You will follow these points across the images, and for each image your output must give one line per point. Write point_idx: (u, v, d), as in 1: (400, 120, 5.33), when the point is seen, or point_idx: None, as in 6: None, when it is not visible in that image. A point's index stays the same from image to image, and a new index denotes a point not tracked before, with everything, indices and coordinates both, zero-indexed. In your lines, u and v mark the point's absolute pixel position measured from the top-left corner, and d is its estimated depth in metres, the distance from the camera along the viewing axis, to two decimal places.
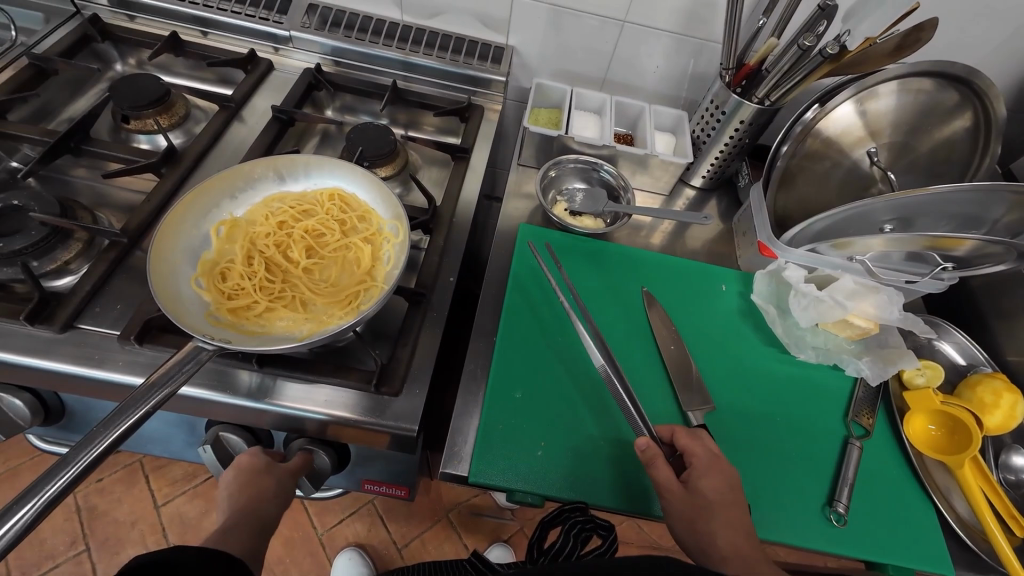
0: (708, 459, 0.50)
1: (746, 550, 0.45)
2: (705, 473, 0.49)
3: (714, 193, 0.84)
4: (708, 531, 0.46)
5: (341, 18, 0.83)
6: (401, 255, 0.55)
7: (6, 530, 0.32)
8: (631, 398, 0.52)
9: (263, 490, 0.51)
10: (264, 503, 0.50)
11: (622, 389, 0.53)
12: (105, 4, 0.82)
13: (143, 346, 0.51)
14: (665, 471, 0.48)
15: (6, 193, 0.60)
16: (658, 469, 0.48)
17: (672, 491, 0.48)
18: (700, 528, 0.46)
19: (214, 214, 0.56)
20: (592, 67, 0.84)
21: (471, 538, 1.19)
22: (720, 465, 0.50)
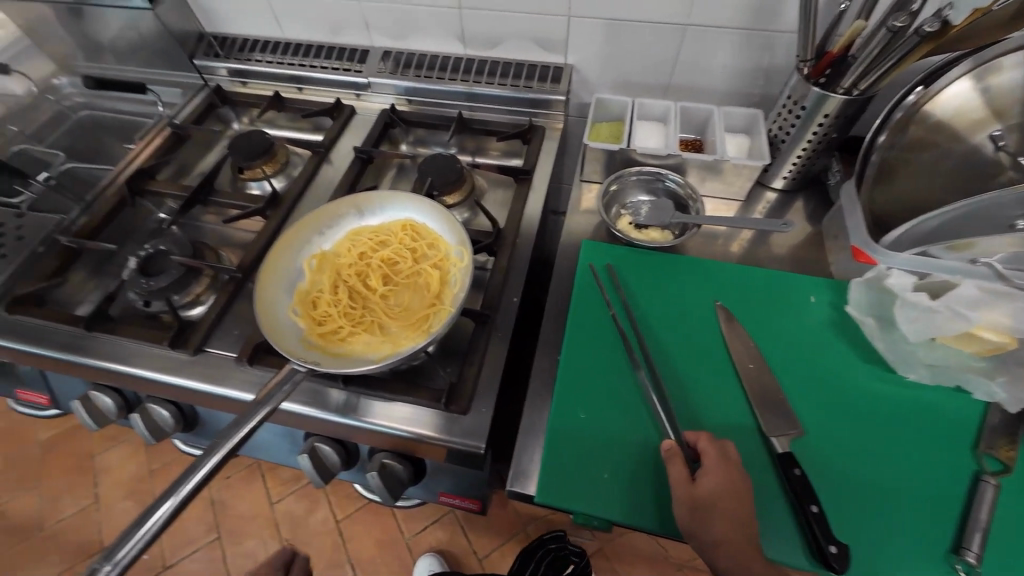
0: (720, 464, 0.49)
1: (739, 539, 0.47)
2: (711, 472, 0.49)
3: (799, 194, 0.77)
4: (705, 523, 0.47)
5: (412, 60, 0.90)
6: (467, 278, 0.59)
7: (154, 521, 0.39)
8: (670, 417, 0.54)
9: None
10: None
11: (662, 412, 0.55)
12: (224, 75, 0.97)
13: (253, 365, 0.60)
14: (679, 471, 0.50)
15: (155, 240, 0.74)
16: (674, 466, 0.50)
17: (681, 490, 0.49)
18: (698, 519, 0.47)
19: (306, 249, 0.64)
20: (655, 75, 0.81)
21: None
22: (731, 470, 0.49)
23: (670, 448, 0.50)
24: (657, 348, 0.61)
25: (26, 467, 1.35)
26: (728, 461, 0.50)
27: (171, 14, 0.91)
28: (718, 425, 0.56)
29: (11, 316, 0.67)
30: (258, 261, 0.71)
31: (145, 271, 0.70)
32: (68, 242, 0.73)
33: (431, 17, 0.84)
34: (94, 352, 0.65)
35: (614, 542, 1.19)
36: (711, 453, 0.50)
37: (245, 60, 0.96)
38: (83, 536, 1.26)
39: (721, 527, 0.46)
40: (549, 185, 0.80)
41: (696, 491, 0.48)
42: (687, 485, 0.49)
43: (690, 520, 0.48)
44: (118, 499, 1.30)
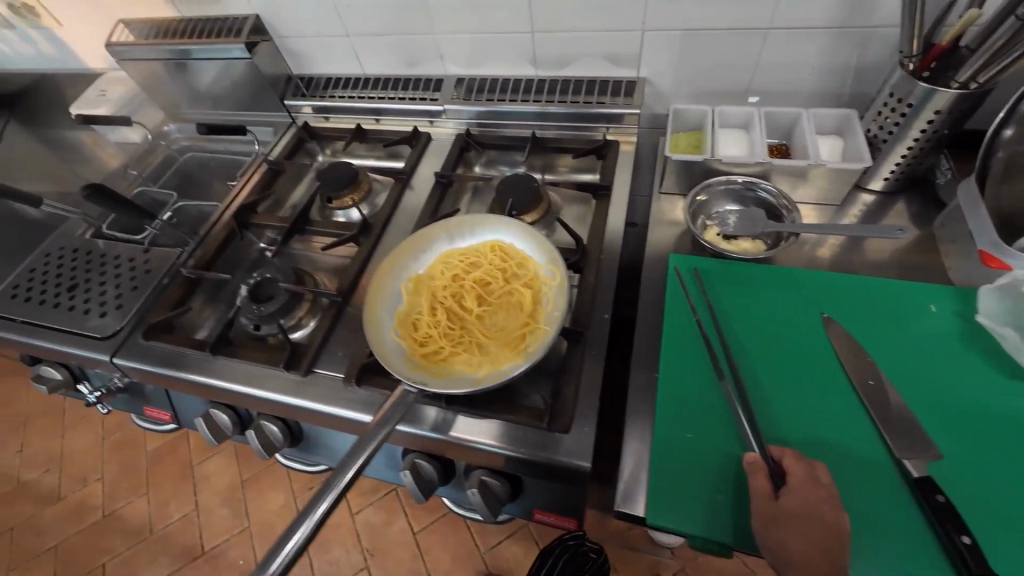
0: (804, 478, 0.49)
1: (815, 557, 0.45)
2: (795, 489, 0.48)
3: (901, 195, 0.73)
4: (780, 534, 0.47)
5: (484, 85, 0.93)
6: (561, 297, 0.60)
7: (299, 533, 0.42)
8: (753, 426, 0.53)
9: None
10: None
11: (744, 420, 0.54)
12: (309, 112, 1.05)
13: (361, 386, 0.63)
14: (760, 483, 0.49)
15: (262, 269, 0.80)
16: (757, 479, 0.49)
17: (758, 501, 0.49)
18: (770, 530, 0.47)
19: (403, 273, 0.67)
20: (733, 82, 0.80)
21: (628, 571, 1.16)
22: (817, 490, 0.48)
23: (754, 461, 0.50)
24: (745, 359, 0.60)
25: (138, 474, 1.49)
26: (813, 484, 0.49)
27: (265, 61, 0.99)
28: (837, 444, 0.53)
29: (147, 342, 0.74)
30: (355, 285, 0.76)
31: (255, 298, 0.76)
32: (190, 272, 0.80)
33: (504, 44, 0.87)
34: (216, 373, 0.71)
35: (697, 562, 1.14)
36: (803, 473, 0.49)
37: (328, 97, 1.03)
38: (186, 540, 1.36)
39: (799, 542, 0.45)
40: (628, 199, 0.80)
41: (777, 506, 0.48)
42: (770, 499, 0.48)
43: (762, 530, 0.48)
44: (216, 506, 1.41)
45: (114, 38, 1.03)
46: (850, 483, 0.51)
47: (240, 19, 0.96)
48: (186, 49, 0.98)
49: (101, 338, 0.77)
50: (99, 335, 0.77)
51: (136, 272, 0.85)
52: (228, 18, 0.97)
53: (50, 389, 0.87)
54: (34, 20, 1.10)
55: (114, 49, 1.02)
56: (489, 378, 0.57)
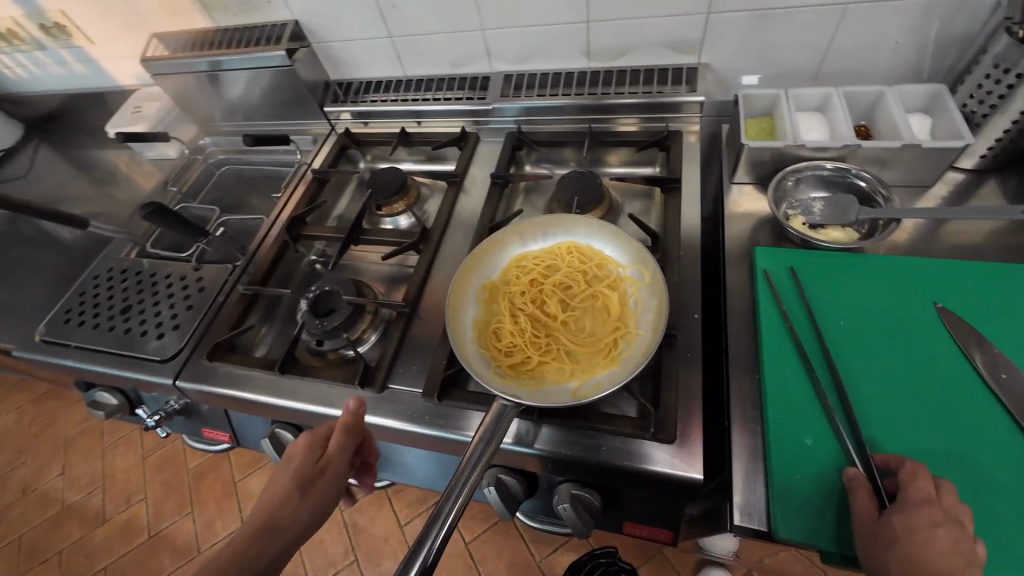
0: (922, 500, 0.44)
1: None
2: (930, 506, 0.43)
3: (996, 172, 0.68)
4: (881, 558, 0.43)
5: (533, 81, 0.90)
6: (655, 299, 0.57)
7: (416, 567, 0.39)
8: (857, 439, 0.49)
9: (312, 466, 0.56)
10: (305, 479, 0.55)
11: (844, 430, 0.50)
12: (349, 118, 1.02)
13: (443, 402, 0.60)
14: (863, 499, 0.46)
15: (321, 281, 0.78)
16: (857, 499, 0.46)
17: (862, 520, 0.45)
18: (871, 554, 0.43)
19: (477, 280, 0.64)
20: (805, 63, 0.76)
21: None
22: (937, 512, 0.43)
23: (854, 476, 0.47)
24: (848, 361, 0.56)
25: (182, 492, 1.48)
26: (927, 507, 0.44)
27: (304, 67, 0.96)
28: (974, 444, 0.49)
29: (210, 363, 0.72)
30: (420, 294, 0.73)
31: (317, 312, 0.74)
32: (246, 289, 0.78)
33: (556, 36, 0.83)
34: (285, 392, 0.68)
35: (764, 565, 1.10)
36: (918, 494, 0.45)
37: (368, 102, 1.00)
38: None
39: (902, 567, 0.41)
40: (698, 192, 0.76)
41: (883, 527, 0.44)
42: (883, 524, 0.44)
43: (864, 550, 0.44)
44: None
45: (148, 53, 1.02)
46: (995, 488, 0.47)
47: (278, 26, 0.93)
48: (224, 60, 0.95)
49: (161, 360, 0.75)
50: (159, 357, 0.75)
51: (189, 291, 0.83)
52: (265, 26, 0.94)
53: (107, 414, 0.86)
54: (66, 40, 1.09)
55: (149, 64, 1.00)
56: (588, 389, 0.54)
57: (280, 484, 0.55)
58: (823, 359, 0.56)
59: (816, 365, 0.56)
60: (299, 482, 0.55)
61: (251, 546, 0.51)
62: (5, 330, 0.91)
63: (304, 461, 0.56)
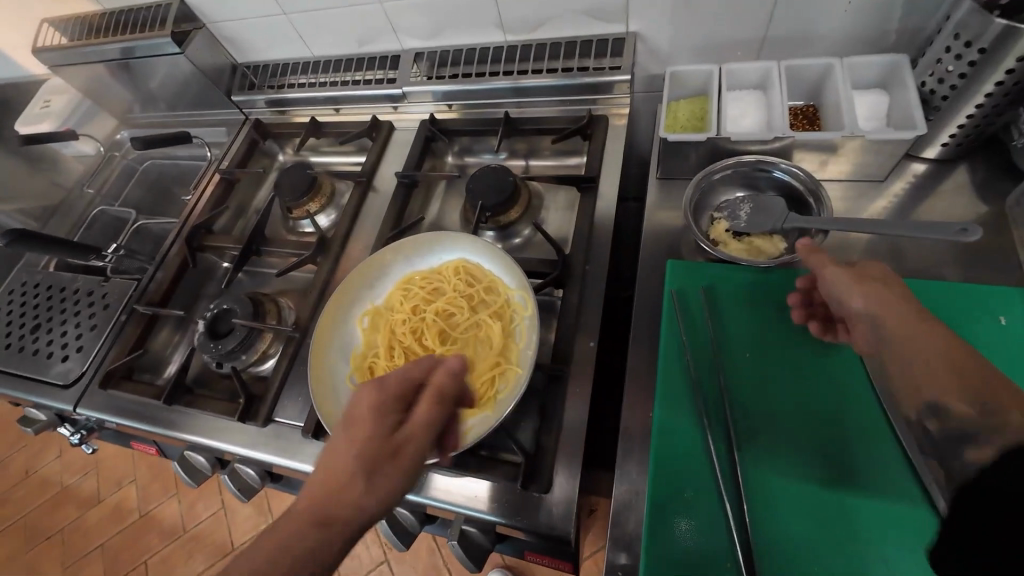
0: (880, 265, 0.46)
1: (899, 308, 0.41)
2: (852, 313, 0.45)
3: (964, 158, 0.58)
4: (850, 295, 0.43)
5: (447, 58, 0.80)
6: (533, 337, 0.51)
7: None
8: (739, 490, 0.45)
9: (382, 430, 0.38)
10: (373, 445, 0.37)
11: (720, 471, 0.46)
12: (263, 107, 0.94)
13: (319, 439, 0.57)
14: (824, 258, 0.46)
15: (219, 299, 0.74)
16: (819, 260, 0.46)
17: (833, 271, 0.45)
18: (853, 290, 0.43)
19: (357, 306, 0.59)
20: (744, 30, 0.64)
21: None
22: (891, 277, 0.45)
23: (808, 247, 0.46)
24: (745, 398, 0.49)
25: (168, 475, 1.55)
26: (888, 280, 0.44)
27: (201, 53, 0.87)
28: (869, 496, 0.44)
29: (107, 391, 0.70)
30: (315, 314, 0.69)
31: (213, 333, 0.71)
32: (143, 308, 0.74)
33: (461, 7, 0.72)
34: (177, 423, 0.66)
35: None
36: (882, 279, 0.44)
37: (279, 87, 0.91)
38: (217, 538, 1.43)
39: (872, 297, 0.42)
40: (620, 189, 0.68)
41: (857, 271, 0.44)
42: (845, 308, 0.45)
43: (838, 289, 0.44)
44: (241, 505, 1.46)
45: (39, 41, 0.93)
46: (886, 546, 0.42)
47: (164, 6, 0.83)
48: (121, 48, 0.87)
49: (64, 385, 0.73)
50: (62, 382, 0.73)
51: (95, 309, 0.80)
52: (152, 6, 0.85)
53: (37, 430, 0.86)
54: None
55: (41, 56, 0.92)
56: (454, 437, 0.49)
57: (338, 444, 0.37)
58: (719, 396, 0.50)
59: (711, 401, 0.50)
60: (371, 457, 0.36)
61: (303, 548, 0.34)
62: None
63: (376, 431, 0.37)
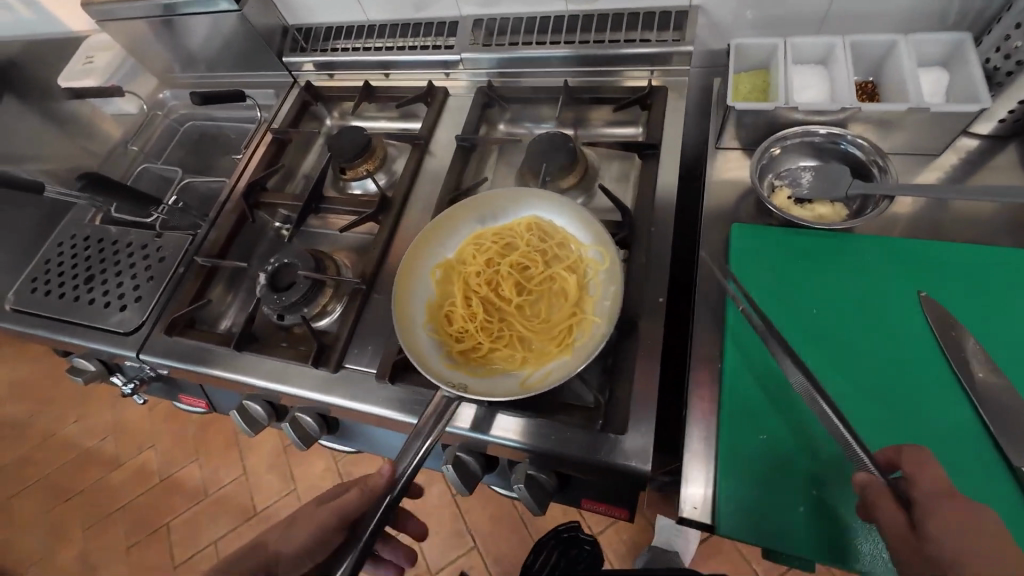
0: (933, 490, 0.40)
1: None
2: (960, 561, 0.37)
3: (1017, 137, 0.60)
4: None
5: (506, 27, 0.81)
6: (613, 288, 0.53)
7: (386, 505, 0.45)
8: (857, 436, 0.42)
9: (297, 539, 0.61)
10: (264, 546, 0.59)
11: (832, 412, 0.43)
12: (311, 69, 0.94)
13: (396, 384, 0.59)
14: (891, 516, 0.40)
15: (279, 253, 0.75)
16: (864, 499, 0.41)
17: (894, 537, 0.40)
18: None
19: (432, 259, 0.60)
20: (808, 6, 0.65)
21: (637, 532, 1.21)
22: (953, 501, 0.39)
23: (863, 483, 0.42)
24: (814, 352, 0.53)
25: (189, 442, 1.62)
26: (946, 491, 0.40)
27: (255, 11, 0.87)
28: (933, 436, 0.47)
29: (171, 338, 0.72)
30: (380, 268, 0.71)
31: (275, 286, 0.72)
32: (203, 261, 0.75)
33: None
34: (244, 370, 0.68)
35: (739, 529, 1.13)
36: (909, 456, 0.42)
37: (330, 50, 0.92)
38: (242, 502, 1.48)
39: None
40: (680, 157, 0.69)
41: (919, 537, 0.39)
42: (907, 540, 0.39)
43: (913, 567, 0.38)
44: (264, 472, 1.51)
45: None
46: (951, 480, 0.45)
47: None
48: (169, 3, 0.87)
49: (124, 333, 0.74)
50: (122, 330, 0.75)
51: (151, 262, 0.81)
52: None
53: (86, 380, 0.87)
54: None
55: (91, 10, 0.92)
56: (540, 380, 0.52)
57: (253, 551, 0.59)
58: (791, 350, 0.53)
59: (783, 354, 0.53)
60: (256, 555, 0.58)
61: None
62: None
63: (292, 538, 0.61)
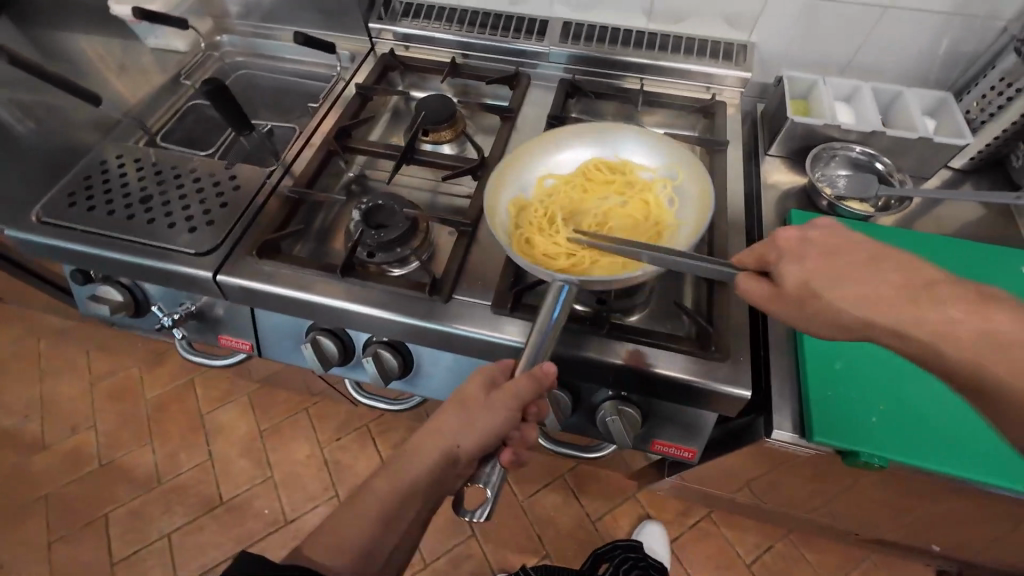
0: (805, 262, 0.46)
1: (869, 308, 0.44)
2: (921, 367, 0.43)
3: (977, 173, 0.82)
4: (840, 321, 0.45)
5: (591, 32, 0.93)
6: (689, 193, 0.68)
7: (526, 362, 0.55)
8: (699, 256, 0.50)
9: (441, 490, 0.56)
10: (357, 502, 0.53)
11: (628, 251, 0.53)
12: (392, 40, 0.98)
13: (513, 314, 0.66)
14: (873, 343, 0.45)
15: (371, 195, 0.76)
16: None
17: None
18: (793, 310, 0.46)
19: (511, 198, 0.70)
20: (840, 56, 0.85)
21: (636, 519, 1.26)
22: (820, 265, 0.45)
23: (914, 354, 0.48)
24: None
25: (140, 424, 1.44)
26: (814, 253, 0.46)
27: None
28: None
29: (259, 262, 0.70)
30: (482, 216, 0.76)
31: (372, 222, 0.73)
32: (292, 191, 0.75)
33: None
34: (339, 296, 0.68)
35: (726, 512, 1.24)
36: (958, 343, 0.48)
37: (416, 25, 0.97)
38: (203, 492, 1.34)
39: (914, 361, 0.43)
40: (742, 155, 0.83)
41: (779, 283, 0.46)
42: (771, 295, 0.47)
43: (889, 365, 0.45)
44: (234, 457, 1.38)
45: None
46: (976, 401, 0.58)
47: None
48: None
49: (196, 254, 0.71)
50: (194, 250, 0.72)
51: (222, 189, 0.79)
52: None
53: (112, 311, 0.80)
54: None
55: None
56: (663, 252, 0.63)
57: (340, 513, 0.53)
58: None
59: None
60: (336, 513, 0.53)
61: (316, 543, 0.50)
62: None
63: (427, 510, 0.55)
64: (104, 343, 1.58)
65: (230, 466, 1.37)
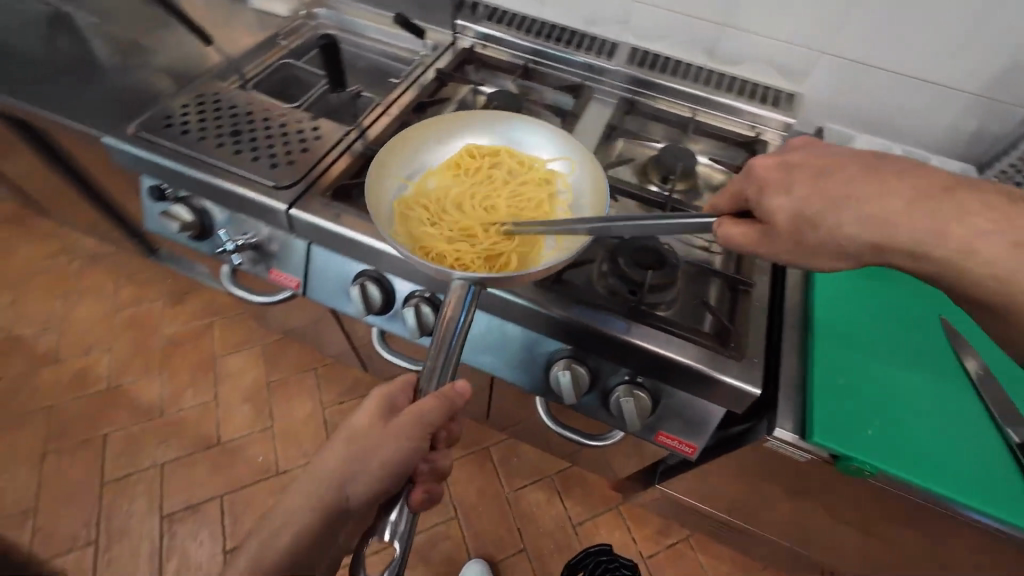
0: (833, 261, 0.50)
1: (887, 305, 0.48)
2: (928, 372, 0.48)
3: None
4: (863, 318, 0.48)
5: (654, 61, 1.02)
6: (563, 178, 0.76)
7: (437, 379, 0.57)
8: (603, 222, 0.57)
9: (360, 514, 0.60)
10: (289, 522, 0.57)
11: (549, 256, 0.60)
12: (473, 37, 1.08)
13: (551, 286, 0.71)
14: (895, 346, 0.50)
15: None
16: None
17: None
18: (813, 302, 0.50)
19: (395, 200, 0.72)
20: (876, 118, 0.93)
21: (615, 531, 1.28)
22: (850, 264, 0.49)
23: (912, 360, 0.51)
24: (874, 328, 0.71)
25: (152, 356, 1.48)
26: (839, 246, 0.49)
27: None
28: (955, 397, 0.65)
29: (330, 202, 0.78)
30: None
31: None
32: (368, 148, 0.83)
33: (686, 26, 0.97)
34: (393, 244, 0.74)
35: (704, 538, 1.26)
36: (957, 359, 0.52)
37: (498, 28, 1.07)
38: (202, 430, 1.37)
39: None
40: None
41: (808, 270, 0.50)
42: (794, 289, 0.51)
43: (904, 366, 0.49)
44: (237, 403, 1.42)
45: None
46: (966, 429, 0.63)
47: None
48: None
49: (272, 186, 0.78)
50: (271, 182, 0.79)
51: (303, 136, 0.86)
52: None
53: (179, 229, 0.86)
54: None
55: None
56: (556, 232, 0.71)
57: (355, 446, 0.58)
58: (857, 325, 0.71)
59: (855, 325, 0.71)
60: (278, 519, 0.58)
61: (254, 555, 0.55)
62: (90, 119, 0.90)
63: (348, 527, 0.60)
64: (135, 274, 1.64)
65: (230, 411, 1.40)
